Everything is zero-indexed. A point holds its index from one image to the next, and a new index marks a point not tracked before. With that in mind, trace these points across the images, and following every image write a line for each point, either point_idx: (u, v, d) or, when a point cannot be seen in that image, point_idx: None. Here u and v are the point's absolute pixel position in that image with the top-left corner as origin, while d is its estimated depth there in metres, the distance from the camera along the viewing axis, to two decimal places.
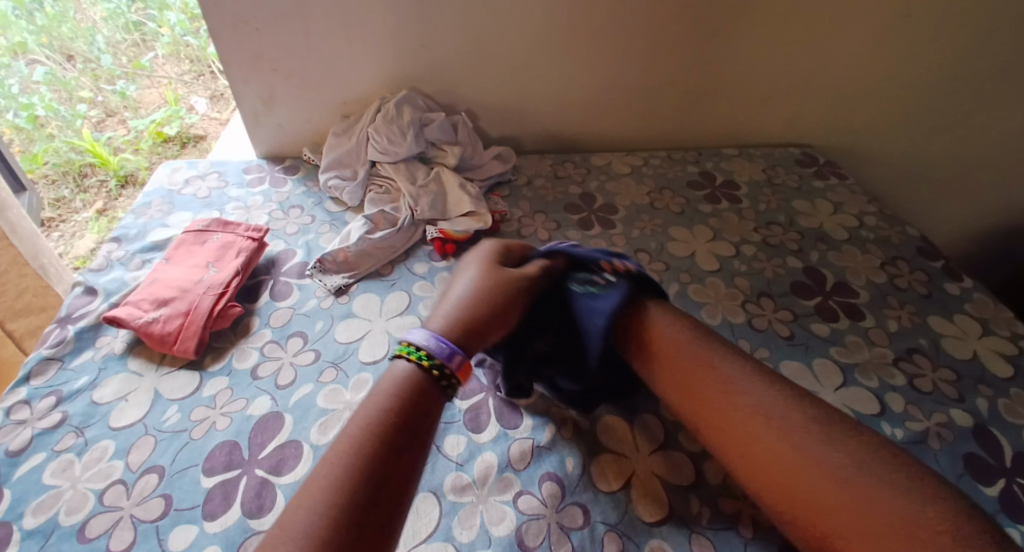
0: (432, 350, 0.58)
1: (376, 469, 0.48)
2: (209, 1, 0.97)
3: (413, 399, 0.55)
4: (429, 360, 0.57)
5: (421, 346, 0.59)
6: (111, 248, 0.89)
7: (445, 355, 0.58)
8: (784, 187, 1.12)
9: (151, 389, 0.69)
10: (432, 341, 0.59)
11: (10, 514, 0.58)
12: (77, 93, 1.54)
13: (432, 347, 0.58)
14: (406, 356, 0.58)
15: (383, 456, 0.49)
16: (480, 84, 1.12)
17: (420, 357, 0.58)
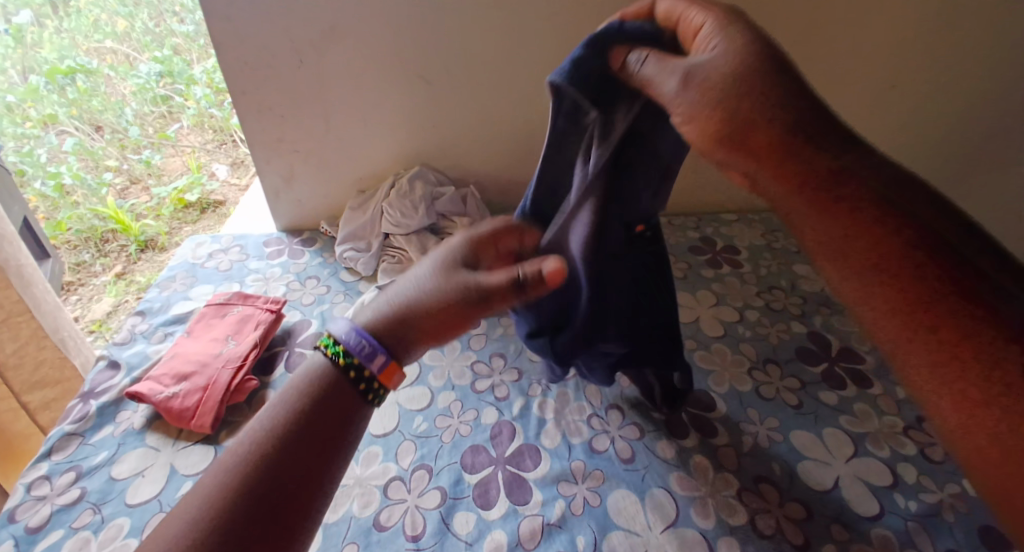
0: (349, 347, 0.52)
1: (273, 471, 0.46)
2: (239, 91, 1.06)
3: (330, 389, 0.51)
4: (345, 357, 0.52)
5: (340, 340, 0.53)
6: (136, 321, 0.92)
7: (364, 354, 0.52)
8: (785, 250, 1.15)
9: (166, 464, 0.71)
10: (352, 335, 0.53)
11: None
12: (103, 162, 1.64)
13: (349, 343, 0.52)
14: (324, 348, 0.53)
15: (282, 458, 0.47)
16: (489, 159, 1.18)
17: (337, 352, 0.52)
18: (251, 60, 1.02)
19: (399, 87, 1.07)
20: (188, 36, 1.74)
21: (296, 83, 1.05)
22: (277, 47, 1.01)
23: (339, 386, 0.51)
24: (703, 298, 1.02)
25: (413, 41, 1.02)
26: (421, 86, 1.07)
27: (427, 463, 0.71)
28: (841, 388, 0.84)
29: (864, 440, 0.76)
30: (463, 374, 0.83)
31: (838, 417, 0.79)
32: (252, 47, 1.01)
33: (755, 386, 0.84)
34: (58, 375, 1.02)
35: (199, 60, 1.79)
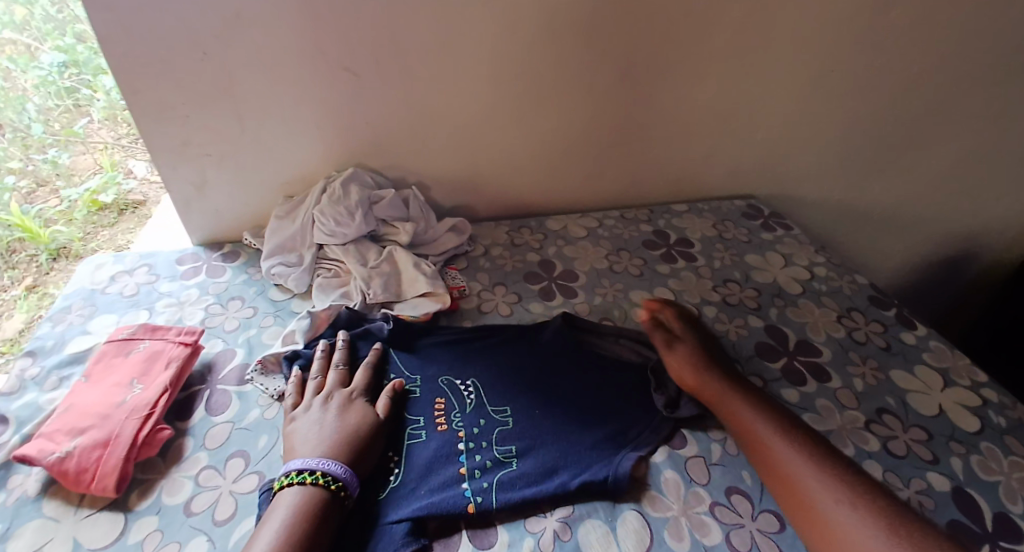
0: (326, 470, 0.62)
1: None
2: (129, 89, 0.93)
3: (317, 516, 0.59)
4: (334, 483, 0.62)
5: (308, 470, 0.62)
6: (24, 364, 0.80)
7: (341, 473, 0.63)
8: (736, 241, 1.15)
9: (67, 539, 0.60)
10: (323, 463, 0.63)
11: None
12: (4, 164, 1.36)
13: (324, 468, 0.63)
14: (295, 481, 0.62)
15: None
16: (430, 155, 1.10)
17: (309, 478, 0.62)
18: (143, 56, 0.90)
19: (316, 81, 0.97)
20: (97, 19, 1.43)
21: (198, 79, 0.93)
22: (172, 38, 0.89)
23: (320, 496, 0.61)
24: (660, 296, 1.00)
25: (330, 29, 0.92)
26: (344, 78, 0.97)
27: (392, 512, 0.64)
28: (802, 385, 0.85)
29: (829, 438, 0.78)
30: (416, 391, 0.78)
31: (802, 416, 0.81)
32: (138, 41, 0.88)
33: None
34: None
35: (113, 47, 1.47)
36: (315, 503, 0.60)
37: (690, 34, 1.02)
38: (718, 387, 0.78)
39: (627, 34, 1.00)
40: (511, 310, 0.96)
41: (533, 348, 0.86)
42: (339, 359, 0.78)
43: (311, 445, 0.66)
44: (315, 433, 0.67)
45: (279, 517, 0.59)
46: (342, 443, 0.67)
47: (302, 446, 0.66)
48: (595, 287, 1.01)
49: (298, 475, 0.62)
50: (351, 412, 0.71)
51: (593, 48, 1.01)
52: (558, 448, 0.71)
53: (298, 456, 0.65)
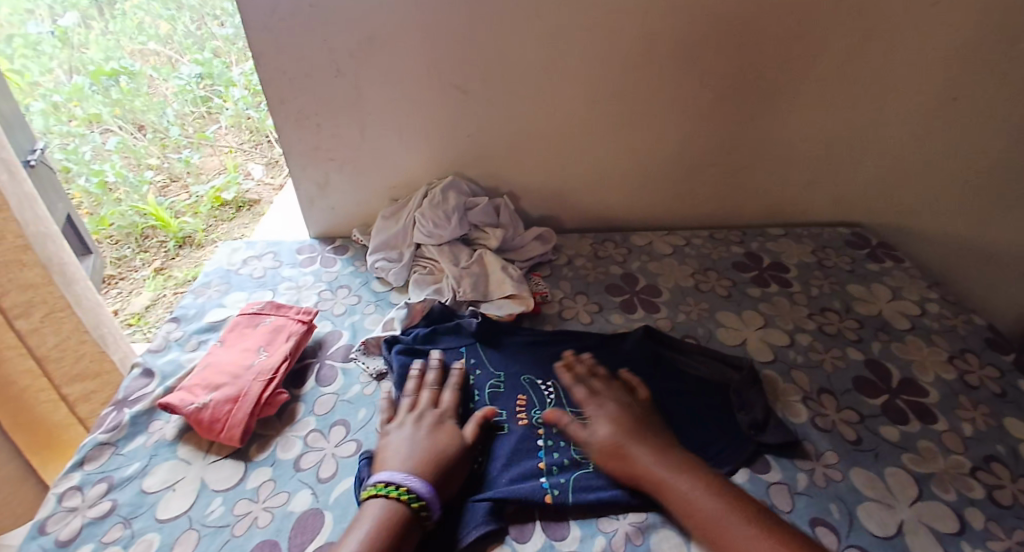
0: (411, 487, 0.64)
1: None
2: (274, 99, 1.06)
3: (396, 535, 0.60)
4: (416, 501, 0.63)
5: (399, 484, 0.64)
6: (171, 327, 0.93)
7: (423, 491, 0.64)
8: (837, 269, 1.11)
9: (196, 479, 0.70)
10: (410, 480, 0.64)
11: None
12: (145, 160, 1.87)
13: (410, 485, 0.64)
14: (384, 493, 0.64)
15: None
16: (526, 168, 1.16)
17: (398, 493, 0.63)
18: (288, 69, 1.03)
19: (430, 96, 1.06)
20: (227, 39, 1.98)
21: (331, 92, 1.05)
22: (314, 56, 1.01)
23: (401, 515, 0.62)
24: (749, 319, 0.99)
25: (447, 50, 1.00)
26: (453, 94, 1.06)
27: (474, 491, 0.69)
28: (902, 423, 0.81)
29: (928, 481, 0.74)
30: (501, 386, 0.83)
31: (900, 454, 0.77)
32: (287, 58, 1.02)
33: (811, 417, 0.82)
34: (96, 367, 1.10)
35: (237, 63, 2.03)
36: (395, 520, 0.61)
37: (795, 58, 1.01)
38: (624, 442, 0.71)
39: (731, 57, 1.02)
40: (592, 319, 0.99)
41: (614, 356, 0.88)
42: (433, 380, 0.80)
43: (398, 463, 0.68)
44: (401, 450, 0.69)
45: (362, 527, 0.61)
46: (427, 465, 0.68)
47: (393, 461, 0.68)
48: (678, 304, 1.02)
49: (385, 487, 0.64)
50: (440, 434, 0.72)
51: (693, 71, 1.03)
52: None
53: (388, 469, 0.67)
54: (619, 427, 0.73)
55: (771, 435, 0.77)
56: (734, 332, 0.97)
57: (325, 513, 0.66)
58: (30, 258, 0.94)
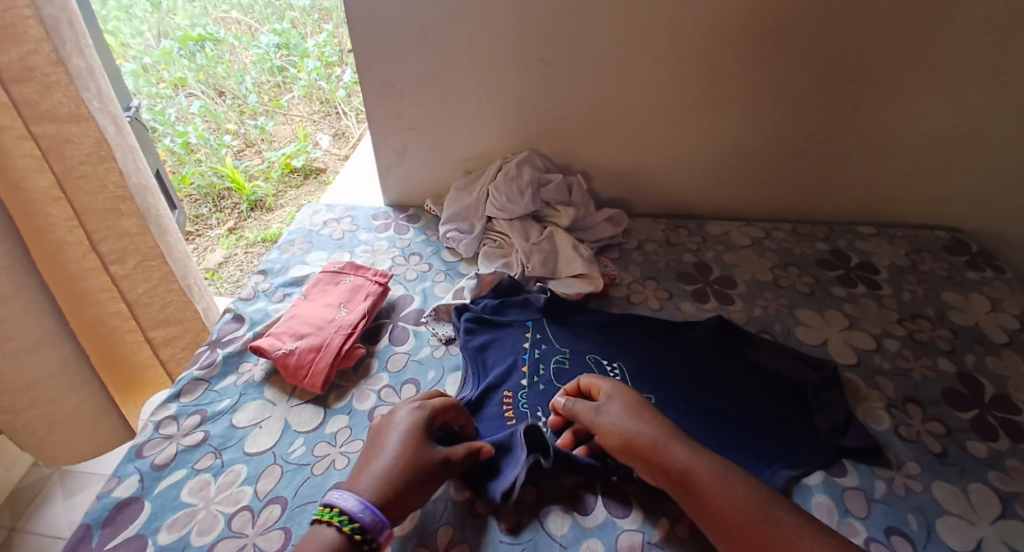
0: (353, 515, 0.57)
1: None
2: (363, 67, 1.10)
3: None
4: (350, 524, 0.57)
5: (345, 511, 0.57)
6: (258, 279, 0.99)
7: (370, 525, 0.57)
8: (931, 275, 1.05)
9: (281, 418, 0.74)
10: (355, 509, 0.57)
11: (148, 528, 0.63)
12: (224, 125, 1.96)
13: (353, 512, 0.57)
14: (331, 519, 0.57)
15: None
16: (602, 148, 1.15)
17: (341, 520, 0.57)
18: (378, 38, 1.06)
19: (513, 69, 1.06)
20: (304, 10, 2.15)
21: (417, 61, 1.07)
22: (404, 25, 1.03)
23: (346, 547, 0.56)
24: (831, 319, 0.95)
25: (535, 22, 1.00)
26: (536, 67, 1.05)
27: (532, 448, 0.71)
28: (992, 440, 0.77)
29: (1015, 501, 0.70)
30: (566, 362, 0.83)
31: (987, 472, 0.73)
32: (377, 26, 1.04)
33: (893, 425, 0.79)
34: (179, 316, 1.16)
35: (311, 35, 2.17)
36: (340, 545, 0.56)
37: (905, 40, 0.95)
38: (614, 399, 0.68)
39: (832, 39, 0.97)
40: (661, 305, 0.97)
41: (683, 343, 0.87)
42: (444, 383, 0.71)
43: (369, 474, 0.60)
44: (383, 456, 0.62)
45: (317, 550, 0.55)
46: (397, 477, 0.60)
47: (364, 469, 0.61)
48: (753, 297, 0.99)
49: (327, 511, 0.58)
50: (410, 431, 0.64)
51: (789, 52, 0.99)
52: (709, 445, 0.73)
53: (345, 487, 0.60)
54: (650, 410, 0.67)
55: (850, 439, 0.74)
56: (813, 330, 0.93)
57: None
58: (128, 207, 1.01)
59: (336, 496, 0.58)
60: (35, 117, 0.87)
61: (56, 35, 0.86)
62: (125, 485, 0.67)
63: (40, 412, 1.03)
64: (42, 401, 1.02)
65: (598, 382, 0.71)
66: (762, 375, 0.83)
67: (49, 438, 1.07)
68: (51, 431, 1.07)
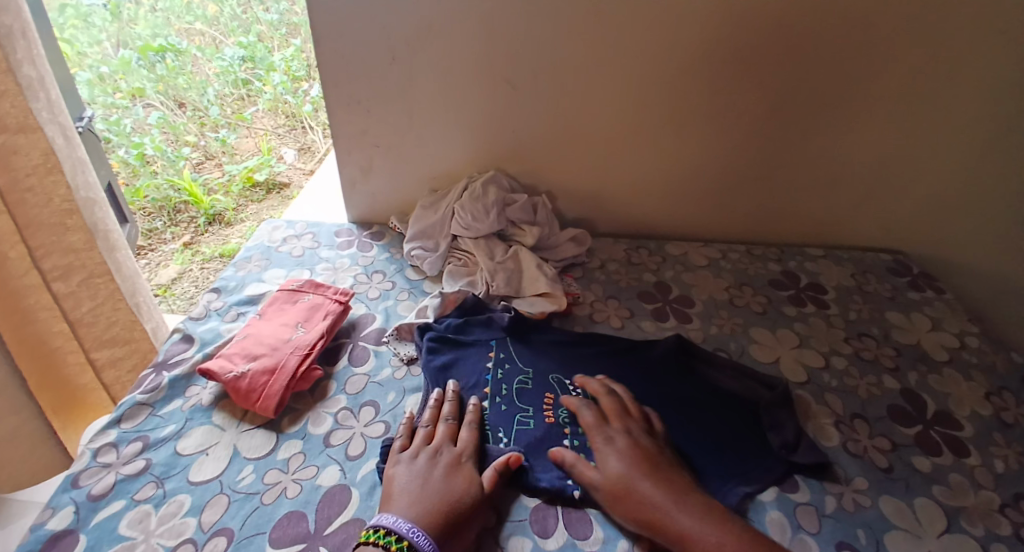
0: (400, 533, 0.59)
1: None
2: (329, 84, 1.09)
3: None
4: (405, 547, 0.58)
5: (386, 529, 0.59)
6: (212, 297, 0.96)
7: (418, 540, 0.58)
8: (877, 295, 1.09)
9: (230, 445, 0.71)
10: (398, 524, 0.60)
11: None
12: (184, 137, 1.92)
13: (399, 529, 0.59)
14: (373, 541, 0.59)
15: None
16: (566, 169, 1.17)
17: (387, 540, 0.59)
18: (346, 53, 1.05)
19: (481, 89, 1.07)
20: (271, 24, 2.10)
21: (383, 79, 1.07)
22: (371, 44, 1.04)
23: None
24: (784, 338, 0.98)
25: (501, 45, 1.02)
26: (503, 88, 1.07)
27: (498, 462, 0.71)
28: (934, 455, 0.80)
29: (957, 515, 0.72)
30: (528, 382, 0.82)
31: (930, 487, 0.75)
32: (344, 43, 1.04)
33: (843, 441, 0.81)
34: (126, 336, 1.11)
35: (278, 48, 2.12)
36: None
37: (853, 74, 1.01)
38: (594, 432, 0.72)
39: (787, 71, 1.02)
40: (623, 324, 0.98)
41: (644, 361, 0.88)
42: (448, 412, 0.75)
43: (412, 501, 0.63)
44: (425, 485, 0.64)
45: None
46: (439, 504, 0.62)
47: (403, 492, 0.64)
48: (712, 317, 1.01)
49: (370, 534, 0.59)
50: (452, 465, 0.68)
51: (745, 83, 1.03)
52: None
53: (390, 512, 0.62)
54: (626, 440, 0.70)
55: (803, 456, 0.76)
56: (768, 349, 0.95)
57: (352, 489, 0.67)
58: (74, 222, 0.96)
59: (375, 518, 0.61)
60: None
61: (5, 42, 0.83)
62: (60, 517, 0.63)
63: None
64: None
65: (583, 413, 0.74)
66: (718, 393, 0.84)
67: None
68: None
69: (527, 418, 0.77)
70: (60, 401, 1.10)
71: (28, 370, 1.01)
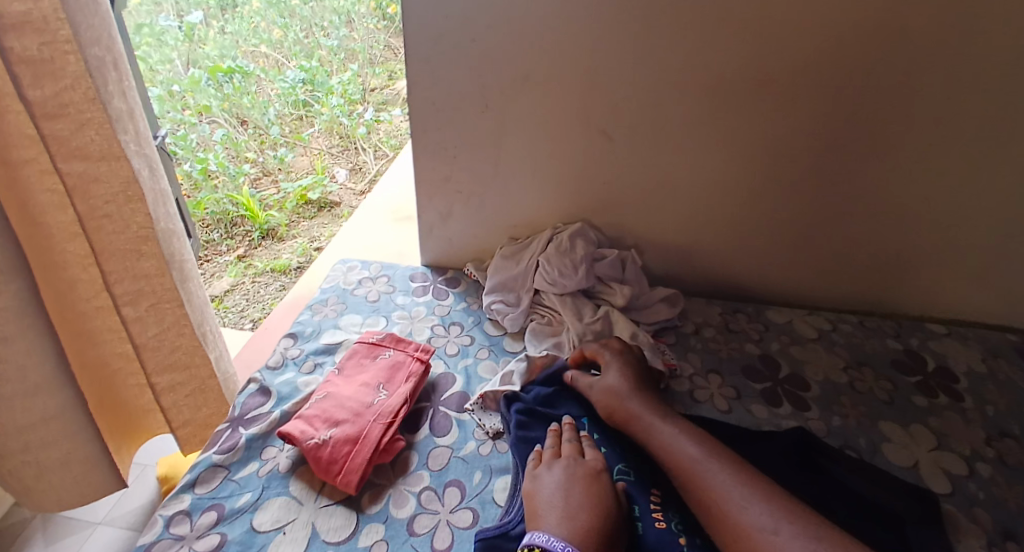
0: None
1: None
2: (417, 130, 1.05)
3: None
4: None
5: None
6: (286, 343, 0.92)
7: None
8: (1014, 386, 0.95)
9: (307, 523, 0.66)
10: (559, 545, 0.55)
11: None
12: (244, 153, 1.92)
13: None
14: None
15: None
16: (657, 224, 1.09)
17: None
18: (437, 100, 1.02)
19: (576, 136, 1.01)
20: (331, 50, 2.16)
21: (473, 129, 1.03)
22: (466, 89, 0.99)
23: None
24: (918, 436, 0.86)
25: (603, 93, 0.95)
26: (600, 140, 1.00)
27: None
28: None
29: None
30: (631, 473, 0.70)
31: None
32: (438, 86, 1.00)
33: None
34: (187, 362, 0.97)
35: (337, 72, 2.19)
36: None
37: (993, 140, 0.90)
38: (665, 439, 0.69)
39: (918, 134, 0.92)
40: (729, 407, 0.88)
41: (761, 453, 0.78)
42: (568, 433, 0.73)
43: (560, 519, 0.59)
44: (565, 503, 0.61)
45: None
46: (594, 516, 0.59)
47: (551, 511, 0.60)
48: (831, 404, 0.90)
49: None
50: (582, 479, 0.64)
51: (867, 144, 0.94)
52: None
53: (541, 531, 0.58)
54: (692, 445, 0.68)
55: None
56: (902, 449, 0.84)
57: None
58: (150, 248, 0.86)
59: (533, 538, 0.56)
60: (65, 153, 0.74)
61: (99, 75, 0.76)
62: None
63: (26, 459, 0.90)
64: (30, 447, 0.89)
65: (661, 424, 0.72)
66: (849, 499, 0.72)
67: (32, 486, 0.93)
68: (37, 478, 0.93)
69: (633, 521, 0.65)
70: (116, 421, 1.03)
71: (88, 391, 0.94)
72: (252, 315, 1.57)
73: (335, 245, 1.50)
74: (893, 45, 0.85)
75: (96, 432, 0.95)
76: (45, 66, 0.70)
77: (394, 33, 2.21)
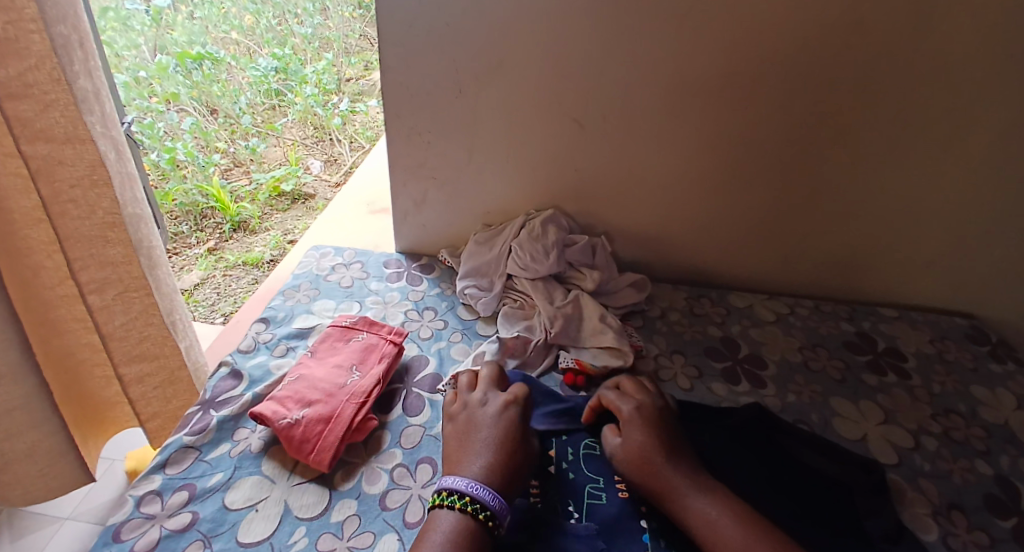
0: (477, 496, 0.61)
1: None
2: (391, 115, 1.06)
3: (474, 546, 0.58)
4: (483, 512, 0.60)
5: (463, 493, 0.62)
6: (259, 328, 0.92)
7: (490, 499, 0.61)
8: (958, 365, 1.00)
9: (280, 501, 0.66)
10: (476, 488, 0.62)
11: None
12: (214, 143, 1.88)
13: (476, 494, 0.61)
14: (448, 504, 0.61)
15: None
16: (626, 212, 1.11)
17: (463, 503, 0.61)
18: (411, 86, 1.02)
19: (547, 125, 1.02)
20: (305, 37, 2.14)
21: (447, 113, 1.04)
22: (440, 76, 1.00)
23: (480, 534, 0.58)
24: (867, 412, 0.90)
25: (574, 82, 0.97)
26: (570, 128, 1.02)
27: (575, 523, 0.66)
28: None
29: None
30: (597, 447, 0.76)
31: None
32: (411, 72, 1.00)
33: (942, 535, 0.73)
34: (157, 351, 0.96)
35: (311, 61, 2.16)
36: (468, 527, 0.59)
37: (943, 132, 0.95)
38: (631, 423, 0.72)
39: (874, 126, 0.96)
40: (692, 385, 0.91)
41: (721, 429, 0.81)
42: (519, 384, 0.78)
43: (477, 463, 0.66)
44: (484, 446, 0.67)
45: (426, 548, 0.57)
46: (506, 460, 0.66)
47: (473, 455, 0.67)
48: (787, 383, 0.94)
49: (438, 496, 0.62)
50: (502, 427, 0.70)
51: (826, 135, 0.98)
52: None
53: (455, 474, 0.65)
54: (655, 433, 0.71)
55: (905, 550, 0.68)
56: (852, 423, 0.88)
57: None
58: (116, 235, 0.85)
59: (447, 481, 0.63)
60: (28, 136, 0.72)
61: (65, 54, 0.75)
62: None
63: None
64: None
65: (622, 403, 0.75)
66: (804, 470, 0.76)
67: None
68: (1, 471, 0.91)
69: (597, 491, 0.70)
70: (82, 411, 1.01)
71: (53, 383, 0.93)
72: (223, 308, 1.56)
73: (309, 234, 1.49)
74: (851, 40, 0.89)
75: (61, 422, 0.93)
76: (10, 46, 0.68)
77: (367, 22, 2.20)
